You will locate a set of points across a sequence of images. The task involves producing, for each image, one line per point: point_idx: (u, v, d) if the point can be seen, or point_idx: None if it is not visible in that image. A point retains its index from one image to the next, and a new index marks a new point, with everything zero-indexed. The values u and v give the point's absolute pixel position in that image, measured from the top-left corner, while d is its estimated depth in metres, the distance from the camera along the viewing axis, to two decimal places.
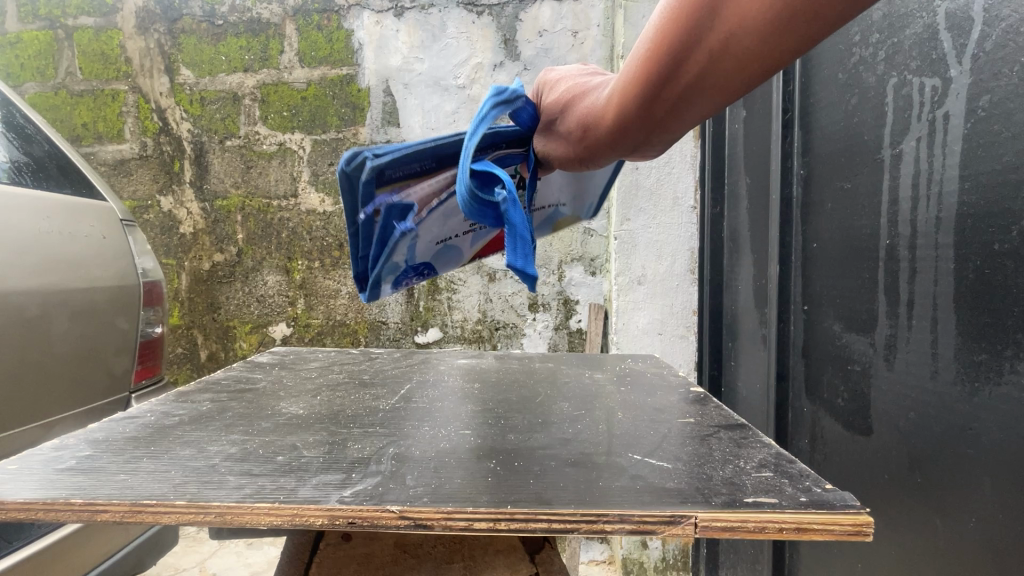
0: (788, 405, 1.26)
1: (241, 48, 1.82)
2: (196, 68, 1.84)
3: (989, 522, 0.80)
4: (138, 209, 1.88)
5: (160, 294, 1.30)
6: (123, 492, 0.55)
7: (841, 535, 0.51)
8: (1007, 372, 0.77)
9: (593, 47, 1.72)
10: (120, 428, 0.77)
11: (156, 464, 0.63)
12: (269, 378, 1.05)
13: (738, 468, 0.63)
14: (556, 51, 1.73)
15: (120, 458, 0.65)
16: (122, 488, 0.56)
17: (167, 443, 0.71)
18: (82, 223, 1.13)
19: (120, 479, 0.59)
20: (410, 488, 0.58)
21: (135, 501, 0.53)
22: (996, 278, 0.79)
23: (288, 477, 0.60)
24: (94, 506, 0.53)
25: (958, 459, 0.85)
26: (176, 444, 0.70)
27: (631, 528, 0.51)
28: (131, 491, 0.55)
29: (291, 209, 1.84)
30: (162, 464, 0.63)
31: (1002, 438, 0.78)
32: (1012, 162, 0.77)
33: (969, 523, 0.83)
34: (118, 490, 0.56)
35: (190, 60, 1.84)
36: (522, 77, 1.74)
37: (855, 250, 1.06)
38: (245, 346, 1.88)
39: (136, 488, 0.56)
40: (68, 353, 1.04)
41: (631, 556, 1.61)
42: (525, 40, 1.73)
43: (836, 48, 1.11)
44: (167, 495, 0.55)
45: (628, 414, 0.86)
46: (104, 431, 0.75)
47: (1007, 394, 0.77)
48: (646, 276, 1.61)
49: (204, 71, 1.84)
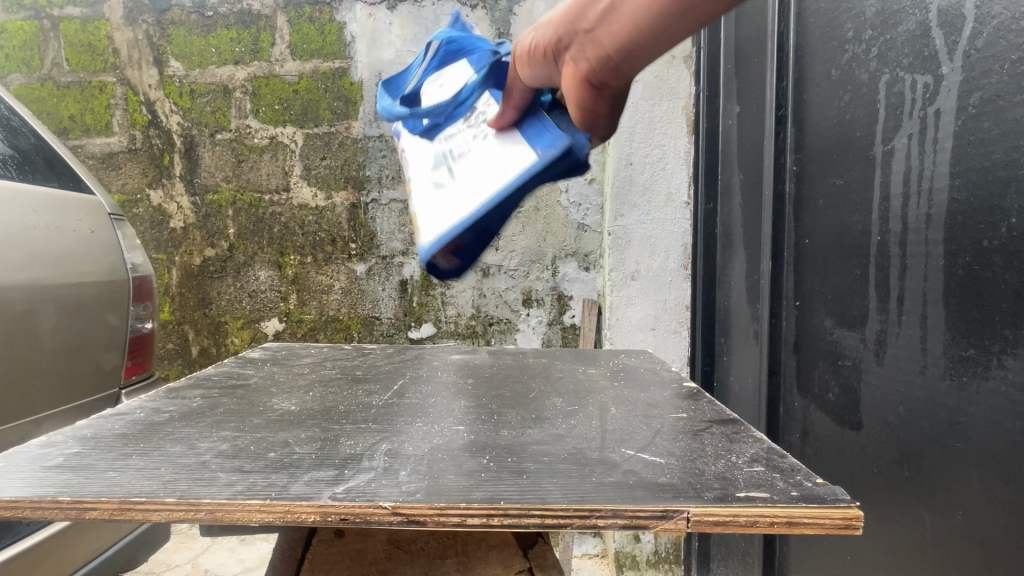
0: (778, 398, 1.27)
1: (232, 40, 1.80)
2: (186, 60, 1.81)
3: (976, 514, 0.81)
4: (126, 204, 1.86)
5: (149, 289, 1.29)
6: (113, 490, 0.55)
7: (831, 528, 0.51)
8: (995, 366, 0.78)
9: None
10: (109, 424, 0.76)
11: (146, 461, 0.63)
12: (260, 374, 1.05)
13: (730, 463, 0.64)
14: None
15: (108, 455, 0.65)
16: (112, 485, 0.56)
17: (156, 440, 0.70)
18: (69, 216, 1.12)
19: (109, 477, 0.58)
20: (403, 484, 0.58)
21: (125, 499, 0.53)
22: (985, 274, 0.80)
23: (279, 473, 0.60)
24: (83, 504, 0.53)
25: (946, 453, 0.86)
26: (166, 441, 0.70)
27: (623, 523, 0.51)
28: (121, 488, 0.55)
29: (282, 203, 1.82)
30: (152, 460, 0.63)
31: (989, 432, 0.79)
32: (1001, 159, 0.77)
33: (957, 517, 0.84)
34: (107, 488, 0.55)
35: (179, 51, 1.81)
36: None
37: (847, 246, 1.07)
38: (237, 341, 1.87)
39: (125, 485, 0.56)
40: (57, 350, 1.03)
41: (622, 550, 1.61)
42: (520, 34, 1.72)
43: (829, 44, 1.11)
44: (157, 493, 0.54)
45: (622, 409, 0.86)
46: (93, 428, 0.74)
47: (994, 389, 0.78)
48: (639, 272, 1.63)
49: (194, 64, 1.81)
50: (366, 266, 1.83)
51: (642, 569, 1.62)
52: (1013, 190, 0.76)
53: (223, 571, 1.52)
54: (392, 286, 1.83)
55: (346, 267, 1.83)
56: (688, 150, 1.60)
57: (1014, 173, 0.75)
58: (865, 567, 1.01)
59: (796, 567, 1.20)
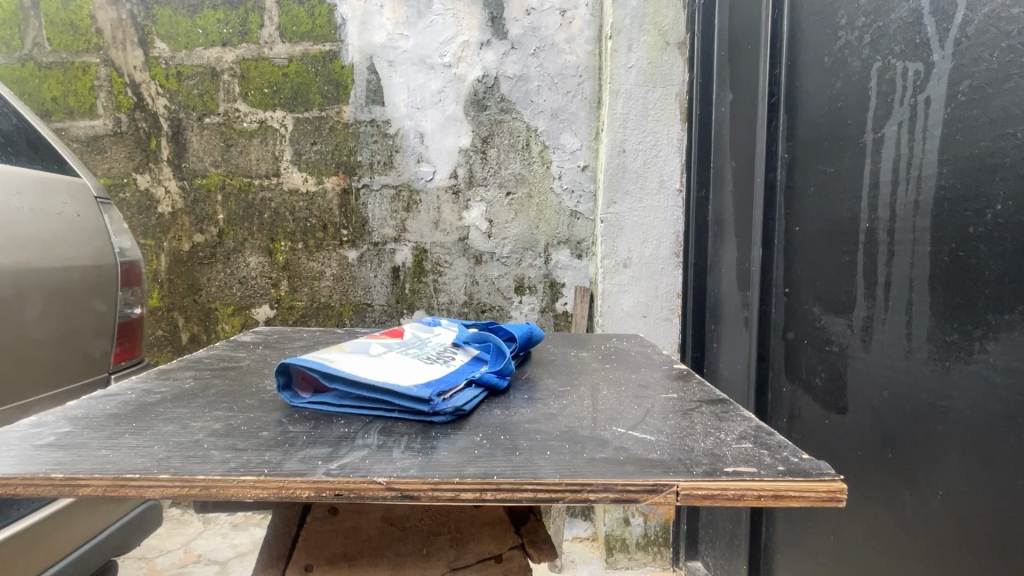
0: (766, 385, 1.29)
1: (219, 22, 1.76)
2: (172, 42, 1.77)
3: (954, 494, 0.83)
4: (113, 187, 1.81)
5: (138, 274, 1.27)
6: (105, 467, 0.54)
7: (817, 501, 0.51)
8: (977, 351, 0.80)
9: (581, 26, 1.69)
10: (99, 404, 0.76)
11: (139, 439, 0.63)
12: (252, 357, 1.04)
13: (719, 440, 0.64)
14: (545, 29, 1.69)
15: (101, 434, 0.65)
16: (105, 463, 0.55)
17: (149, 420, 0.70)
18: (55, 199, 1.10)
19: (101, 455, 0.58)
20: (397, 460, 0.58)
21: (118, 475, 0.52)
22: (969, 261, 0.81)
23: (273, 451, 0.60)
24: (76, 481, 0.52)
25: (928, 435, 0.88)
26: (158, 420, 0.70)
27: (613, 497, 0.51)
28: (114, 465, 0.55)
29: (272, 188, 1.79)
30: (145, 439, 0.63)
31: (970, 415, 0.81)
32: (988, 146, 0.78)
33: (936, 497, 0.86)
34: (100, 465, 0.55)
35: (165, 32, 1.77)
36: (509, 57, 1.70)
37: (837, 233, 1.07)
38: (228, 328, 1.83)
39: (118, 462, 0.56)
40: (45, 335, 1.02)
41: (613, 533, 1.60)
42: (513, 18, 1.69)
43: (823, 31, 1.11)
44: (151, 469, 0.54)
45: (613, 390, 0.87)
46: (84, 409, 0.73)
47: (977, 372, 0.80)
48: (631, 259, 1.61)
49: (180, 45, 1.77)
50: (358, 252, 1.79)
51: (632, 552, 1.60)
52: (999, 177, 0.77)
53: (217, 556, 1.53)
54: (384, 272, 1.79)
55: (337, 254, 1.79)
56: (681, 137, 1.59)
57: (1001, 160, 0.77)
58: (848, 544, 1.04)
59: (779, 544, 1.23)
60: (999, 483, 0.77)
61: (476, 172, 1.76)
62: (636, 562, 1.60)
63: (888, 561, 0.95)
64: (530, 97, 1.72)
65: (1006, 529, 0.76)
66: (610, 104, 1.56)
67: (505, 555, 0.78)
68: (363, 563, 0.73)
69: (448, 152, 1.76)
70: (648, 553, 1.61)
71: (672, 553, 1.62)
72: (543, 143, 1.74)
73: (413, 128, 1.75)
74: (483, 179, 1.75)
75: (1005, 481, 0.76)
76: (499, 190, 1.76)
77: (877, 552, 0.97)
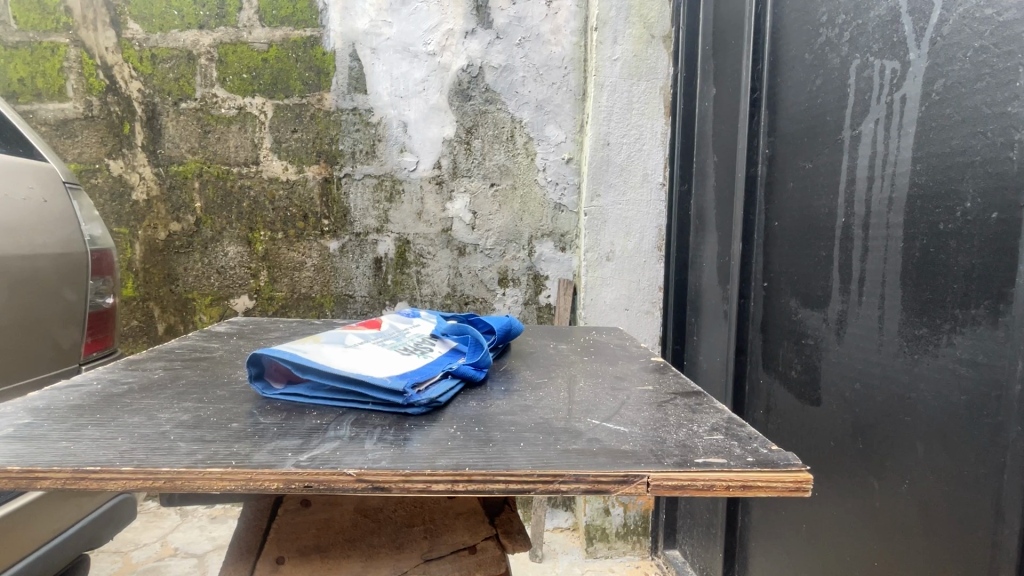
0: (744, 376, 1.32)
1: (196, 3, 1.71)
2: (146, 23, 1.71)
3: (921, 483, 0.85)
4: (84, 173, 1.75)
5: (109, 262, 1.25)
6: (66, 459, 0.49)
7: (783, 491, 0.49)
8: (944, 344, 0.82)
9: (567, 18, 1.68)
10: (62, 395, 0.68)
11: (104, 431, 0.56)
12: (226, 347, 1.00)
13: (690, 432, 0.60)
14: (530, 20, 1.68)
15: (62, 426, 0.58)
16: (66, 455, 0.50)
17: (114, 411, 0.63)
18: (20, 185, 1.06)
19: (62, 447, 0.52)
20: (369, 452, 0.53)
21: (79, 467, 0.47)
22: (939, 257, 0.82)
23: (243, 443, 0.54)
24: (34, 473, 0.47)
25: (895, 425, 0.90)
26: (124, 412, 0.63)
27: (586, 488, 0.48)
28: (75, 457, 0.49)
29: (251, 176, 1.75)
30: (110, 431, 0.56)
31: (936, 407, 0.83)
32: (959, 145, 0.80)
33: (904, 485, 0.88)
34: (60, 457, 0.49)
35: (138, 13, 1.71)
36: (494, 47, 1.68)
37: (815, 227, 1.09)
38: (205, 319, 1.79)
39: (80, 454, 0.50)
40: (11, 324, 0.97)
41: (593, 523, 1.62)
42: (499, 7, 1.67)
43: (805, 28, 1.12)
44: (114, 461, 0.49)
45: (591, 379, 0.82)
46: (46, 399, 0.66)
47: (943, 364, 0.82)
48: (614, 252, 1.63)
49: (154, 27, 1.71)
50: (339, 243, 1.77)
51: (613, 541, 1.63)
52: (969, 176, 0.79)
53: (193, 550, 1.52)
54: (366, 263, 1.77)
55: (319, 244, 1.77)
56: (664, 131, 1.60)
57: (970, 159, 0.78)
58: (820, 530, 1.06)
59: (755, 533, 1.26)
60: (963, 473, 0.78)
61: (461, 163, 1.74)
62: (615, 552, 1.63)
63: (855, 546, 0.97)
64: (515, 87, 1.71)
65: (968, 516, 0.78)
66: (595, 97, 1.57)
67: (480, 546, 0.73)
68: (336, 555, 0.69)
69: (432, 142, 1.74)
70: (629, 543, 1.64)
71: (651, 542, 1.65)
72: (528, 134, 1.73)
73: (397, 117, 1.72)
74: (467, 170, 1.74)
75: (969, 470, 0.78)
76: (483, 181, 1.75)
77: (848, 539, 0.99)
